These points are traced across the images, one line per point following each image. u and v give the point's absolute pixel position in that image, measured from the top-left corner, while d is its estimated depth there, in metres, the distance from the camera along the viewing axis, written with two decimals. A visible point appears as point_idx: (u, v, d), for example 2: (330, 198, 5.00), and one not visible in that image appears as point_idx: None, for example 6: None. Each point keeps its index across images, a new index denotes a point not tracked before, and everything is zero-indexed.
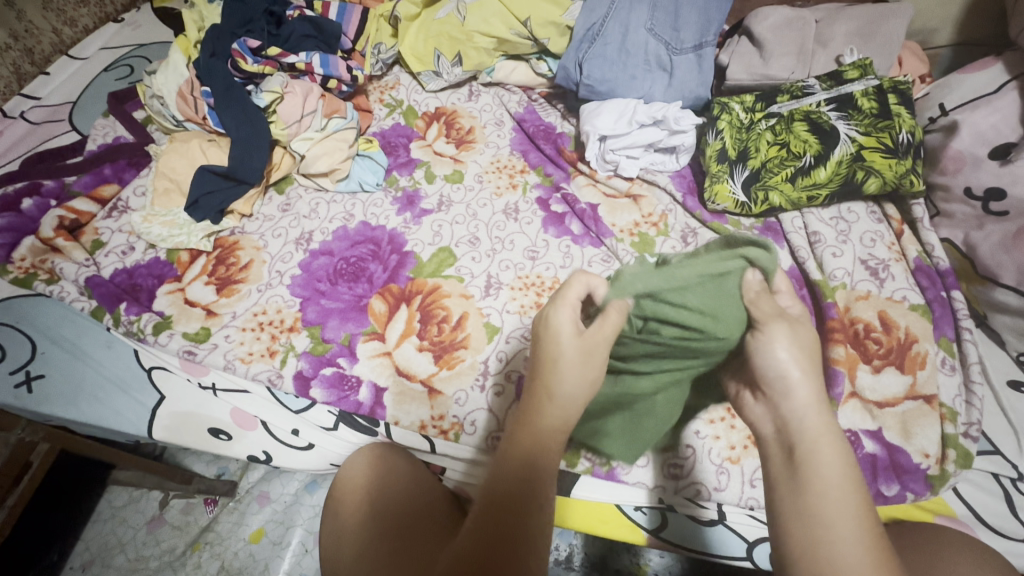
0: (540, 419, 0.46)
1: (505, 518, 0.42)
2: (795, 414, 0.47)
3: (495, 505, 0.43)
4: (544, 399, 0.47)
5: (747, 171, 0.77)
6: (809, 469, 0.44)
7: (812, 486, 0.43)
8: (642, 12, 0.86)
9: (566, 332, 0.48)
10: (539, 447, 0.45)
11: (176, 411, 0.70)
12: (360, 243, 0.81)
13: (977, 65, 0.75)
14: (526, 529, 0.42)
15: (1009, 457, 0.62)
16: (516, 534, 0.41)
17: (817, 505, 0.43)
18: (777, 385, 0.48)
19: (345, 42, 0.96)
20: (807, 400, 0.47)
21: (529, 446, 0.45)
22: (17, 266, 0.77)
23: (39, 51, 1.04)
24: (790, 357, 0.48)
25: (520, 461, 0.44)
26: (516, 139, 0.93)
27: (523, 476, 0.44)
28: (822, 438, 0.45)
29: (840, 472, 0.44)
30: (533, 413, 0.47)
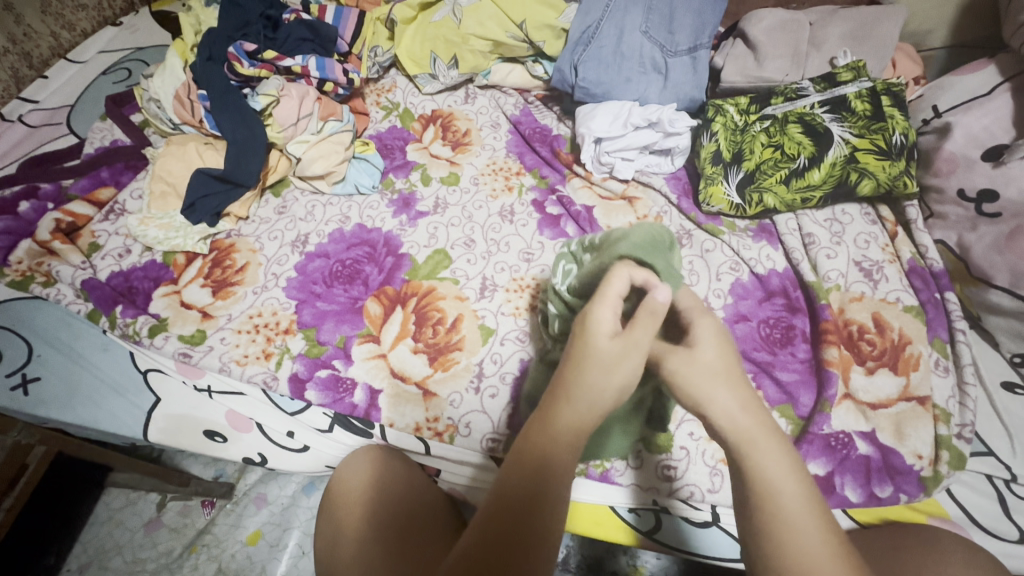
0: (563, 418, 0.45)
1: (517, 520, 0.41)
2: (721, 425, 0.45)
3: (507, 504, 0.42)
4: (571, 397, 0.45)
5: (742, 173, 0.77)
6: (751, 478, 0.42)
7: (763, 497, 0.41)
8: (636, 15, 0.86)
9: (602, 332, 0.48)
10: (557, 452, 0.43)
11: (171, 413, 0.70)
12: (356, 245, 0.81)
13: (971, 67, 0.76)
14: (534, 533, 0.41)
15: (1003, 459, 0.62)
16: (523, 535, 0.40)
17: (775, 515, 0.41)
18: (699, 407, 0.46)
19: (341, 45, 0.96)
20: (733, 409, 0.45)
21: (548, 446, 0.44)
22: (13, 269, 0.77)
23: (38, 55, 1.04)
24: (704, 377, 0.46)
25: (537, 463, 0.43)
26: (512, 142, 0.93)
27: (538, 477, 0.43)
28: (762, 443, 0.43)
29: (784, 472, 0.42)
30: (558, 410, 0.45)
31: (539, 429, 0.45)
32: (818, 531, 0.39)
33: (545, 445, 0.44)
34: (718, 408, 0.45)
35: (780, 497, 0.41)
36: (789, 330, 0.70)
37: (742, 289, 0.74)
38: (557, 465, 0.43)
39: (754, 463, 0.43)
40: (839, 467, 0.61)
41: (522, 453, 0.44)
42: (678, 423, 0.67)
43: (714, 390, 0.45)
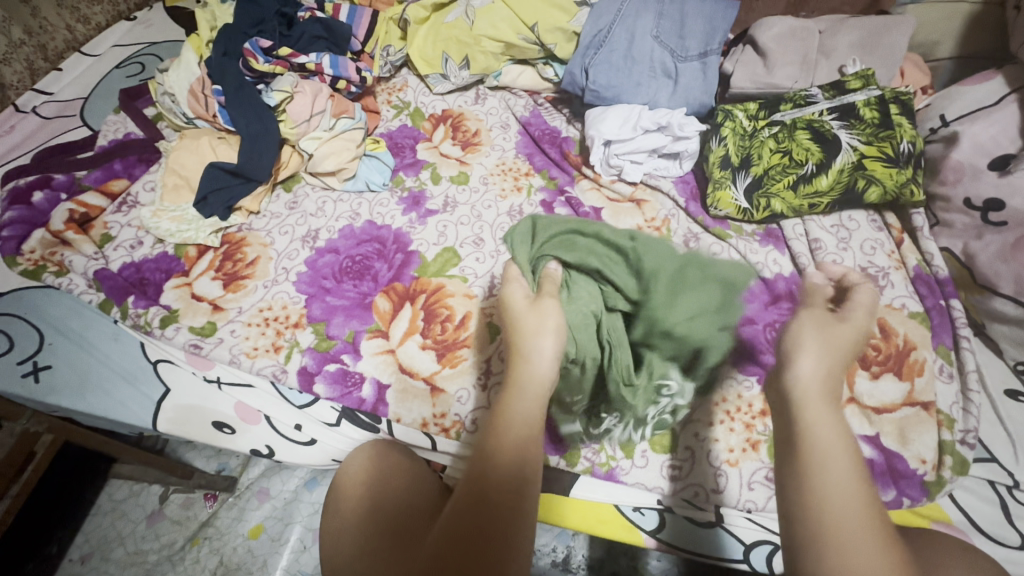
0: (524, 381, 0.50)
1: (495, 489, 0.44)
2: (797, 392, 0.48)
3: (487, 479, 0.45)
4: (524, 361, 0.52)
5: (749, 178, 0.78)
6: (804, 437, 0.45)
7: (814, 473, 0.43)
8: (648, 19, 0.87)
9: (518, 300, 0.57)
10: (512, 416, 0.48)
11: (180, 404, 0.71)
12: (365, 241, 0.82)
13: (978, 78, 0.76)
14: (520, 503, 0.44)
15: (1006, 465, 0.62)
16: (500, 519, 0.43)
17: (819, 496, 0.42)
18: (785, 359, 0.50)
19: (354, 44, 0.97)
20: (812, 378, 0.48)
21: (520, 414, 0.48)
22: (26, 258, 0.78)
23: (53, 47, 1.05)
24: (807, 341, 0.50)
25: (513, 435, 0.47)
26: (522, 143, 0.94)
27: (518, 449, 0.46)
28: (820, 409, 0.46)
29: (838, 440, 0.44)
30: (517, 382, 0.51)
31: (505, 402, 0.49)
32: (854, 504, 0.41)
33: (511, 421, 0.48)
34: (806, 375, 0.48)
35: (828, 462, 0.43)
36: None
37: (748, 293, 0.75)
38: (529, 431, 0.47)
39: (808, 430, 0.45)
40: None
41: (493, 426, 0.48)
42: (685, 422, 0.66)
43: (804, 358, 0.49)
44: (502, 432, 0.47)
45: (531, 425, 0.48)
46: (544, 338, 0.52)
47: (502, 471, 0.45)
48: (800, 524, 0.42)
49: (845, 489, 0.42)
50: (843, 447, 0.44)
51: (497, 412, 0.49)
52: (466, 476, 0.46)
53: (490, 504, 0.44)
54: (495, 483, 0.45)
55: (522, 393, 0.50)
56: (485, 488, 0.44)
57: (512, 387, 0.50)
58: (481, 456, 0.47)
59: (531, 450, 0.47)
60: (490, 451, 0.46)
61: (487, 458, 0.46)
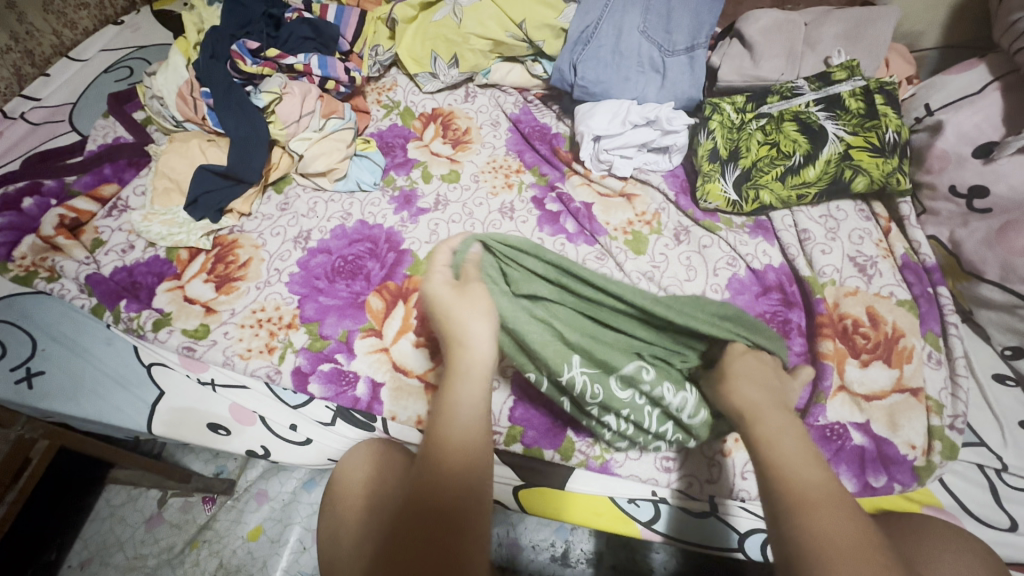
0: (461, 382, 0.50)
1: (444, 501, 0.43)
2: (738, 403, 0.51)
3: (431, 465, 0.45)
4: (459, 355, 0.52)
5: (738, 170, 0.79)
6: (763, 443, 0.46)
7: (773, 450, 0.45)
8: (635, 15, 0.88)
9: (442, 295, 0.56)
10: (457, 435, 0.46)
11: (175, 407, 0.71)
12: (357, 241, 0.82)
13: (963, 66, 0.77)
14: (467, 480, 0.45)
15: (995, 449, 0.63)
16: (452, 524, 0.42)
17: (779, 467, 0.43)
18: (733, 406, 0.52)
19: (343, 44, 0.98)
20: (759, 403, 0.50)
21: (464, 399, 0.49)
22: (17, 264, 0.78)
23: (40, 53, 1.05)
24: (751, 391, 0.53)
25: (461, 419, 0.47)
26: (512, 140, 0.94)
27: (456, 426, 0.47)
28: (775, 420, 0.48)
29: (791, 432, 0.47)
30: (457, 374, 0.51)
31: (449, 389, 0.50)
32: (809, 466, 0.43)
33: (454, 422, 0.47)
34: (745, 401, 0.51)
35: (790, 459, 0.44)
36: (786, 324, 0.71)
37: (738, 284, 0.76)
38: (472, 416, 0.48)
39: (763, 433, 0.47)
40: (833, 458, 0.62)
41: (438, 411, 0.48)
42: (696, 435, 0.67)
43: (749, 393, 0.52)
44: (446, 417, 0.47)
45: (472, 431, 0.47)
46: (475, 325, 0.54)
47: (456, 478, 0.44)
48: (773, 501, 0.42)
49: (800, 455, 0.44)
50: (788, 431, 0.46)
51: (435, 414, 0.48)
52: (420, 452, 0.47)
53: (434, 486, 0.44)
54: (445, 486, 0.44)
55: (466, 379, 0.50)
56: (432, 491, 0.44)
57: (454, 377, 0.51)
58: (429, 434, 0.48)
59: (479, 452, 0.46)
60: (433, 428, 0.47)
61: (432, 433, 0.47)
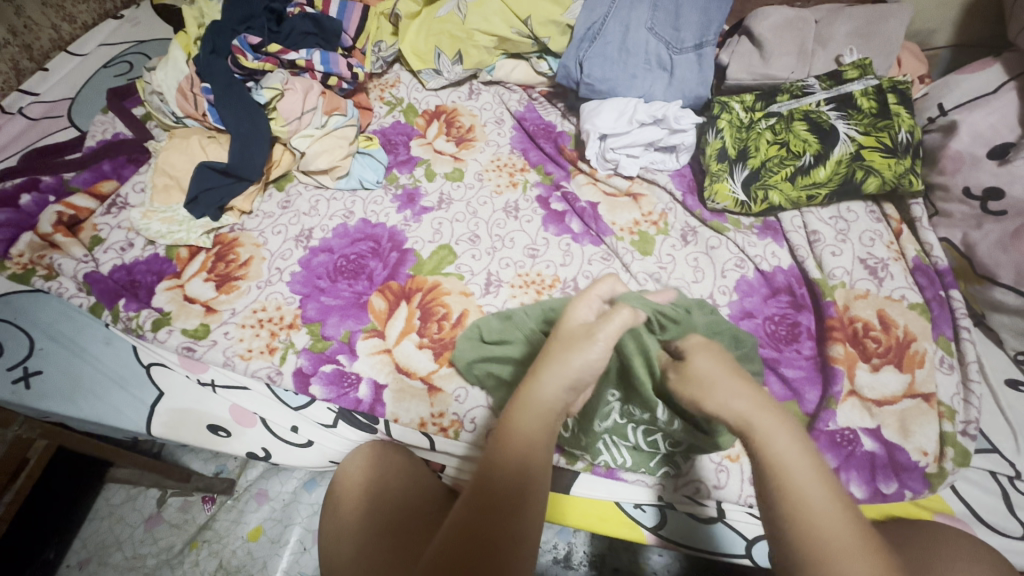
0: (535, 399, 0.46)
1: (501, 504, 0.43)
2: (724, 414, 0.44)
3: (486, 495, 0.43)
4: (530, 380, 0.47)
5: (747, 170, 0.77)
6: (763, 461, 0.41)
7: (785, 483, 0.40)
8: (642, 11, 0.86)
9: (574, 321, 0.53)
10: (528, 449, 0.44)
11: (174, 408, 0.70)
12: (360, 240, 0.81)
13: (977, 66, 0.76)
14: (522, 514, 0.43)
15: (1008, 456, 0.62)
16: (509, 520, 0.42)
17: (797, 509, 0.39)
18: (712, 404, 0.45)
19: (346, 39, 0.96)
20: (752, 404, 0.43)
21: (527, 426, 0.45)
22: (15, 262, 0.77)
23: (38, 47, 1.03)
24: (715, 372, 0.46)
25: (518, 445, 0.45)
26: (517, 138, 0.93)
27: (519, 455, 0.44)
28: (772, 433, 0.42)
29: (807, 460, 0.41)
30: (523, 401, 0.46)
31: (513, 413, 0.46)
32: (830, 505, 0.39)
33: (519, 433, 0.45)
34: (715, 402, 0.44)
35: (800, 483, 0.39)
36: (795, 327, 0.70)
37: (747, 286, 0.74)
38: (540, 447, 0.45)
39: (762, 446, 0.41)
40: (844, 464, 0.61)
41: (500, 436, 0.46)
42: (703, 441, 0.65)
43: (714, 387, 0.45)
44: (506, 446, 0.45)
45: (539, 443, 0.45)
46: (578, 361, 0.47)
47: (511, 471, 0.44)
48: (787, 552, 0.39)
49: (820, 495, 0.39)
50: (802, 456, 0.40)
51: (502, 422, 0.46)
52: (474, 477, 0.45)
53: (489, 517, 0.42)
54: (503, 486, 0.43)
55: (533, 406, 0.46)
56: (492, 492, 0.43)
57: (519, 400, 0.47)
58: (486, 461, 0.45)
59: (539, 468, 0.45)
60: (496, 454, 0.45)
61: (492, 460, 0.45)
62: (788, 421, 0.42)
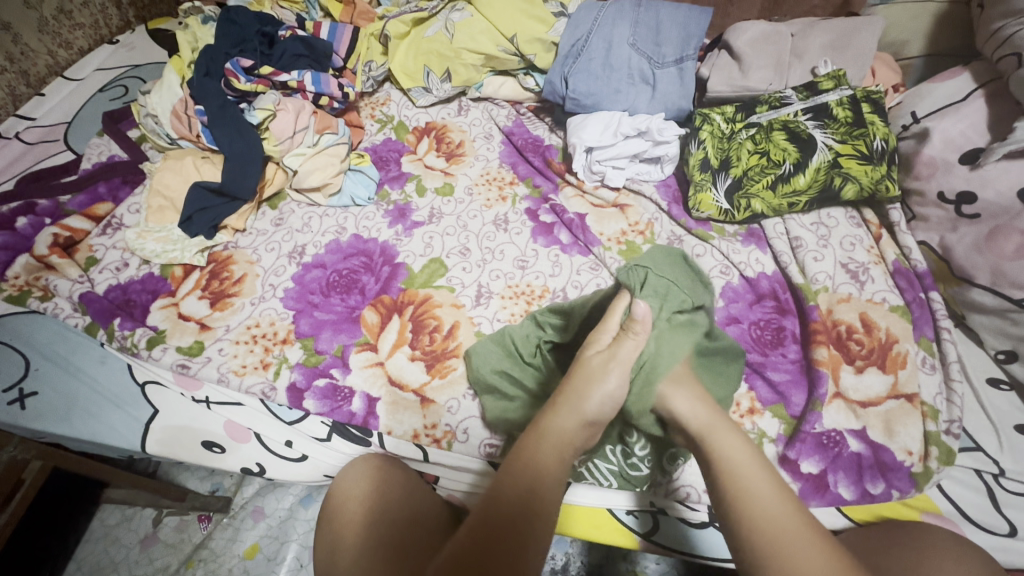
0: (546, 432, 0.51)
1: (510, 524, 0.46)
2: (690, 420, 0.53)
3: (500, 510, 0.47)
4: (547, 415, 0.52)
5: (729, 179, 0.79)
6: (716, 459, 0.50)
7: (732, 490, 0.48)
8: (624, 28, 0.89)
9: (595, 362, 0.55)
10: (531, 486, 0.48)
11: (170, 425, 0.70)
12: (352, 255, 0.82)
13: (947, 75, 0.78)
14: (526, 537, 0.46)
15: (991, 454, 0.63)
16: (511, 545, 0.45)
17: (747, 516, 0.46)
18: (667, 408, 0.55)
19: (336, 60, 0.99)
20: (693, 410, 0.54)
21: (540, 460, 0.49)
22: (10, 284, 0.78)
23: (35, 73, 1.05)
24: (672, 381, 0.56)
25: (522, 483, 0.48)
26: (505, 152, 0.95)
27: (531, 478, 0.48)
28: (721, 436, 0.51)
29: (750, 458, 0.49)
30: (537, 433, 0.51)
31: (526, 447, 0.51)
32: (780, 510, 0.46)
33: (519, 467, 0.49)
34: (683, 406, 0.54)
35: (744, 478, 0.48)
36: (780, 332, 0.72)
37: (732, 292, 0.76)
38: (554, 480, 0.49)
39: (715, 449, 0.51)
40: (831, 465, 0.62)
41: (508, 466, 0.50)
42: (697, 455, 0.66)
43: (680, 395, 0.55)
44: (525, 478, 0.48)
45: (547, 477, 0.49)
46: (589, 399, 0.53)
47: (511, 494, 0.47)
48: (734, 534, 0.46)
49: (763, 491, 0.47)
50: (749, 458, 0.49)
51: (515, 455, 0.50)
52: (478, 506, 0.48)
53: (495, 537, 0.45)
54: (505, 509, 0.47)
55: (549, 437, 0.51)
56: (494, 511, 0.47)
57: (533, 437, 0.51)
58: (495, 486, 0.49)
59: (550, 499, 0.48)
60: (505, 478, 0.48)
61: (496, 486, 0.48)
62: (728, 424, 0.53)
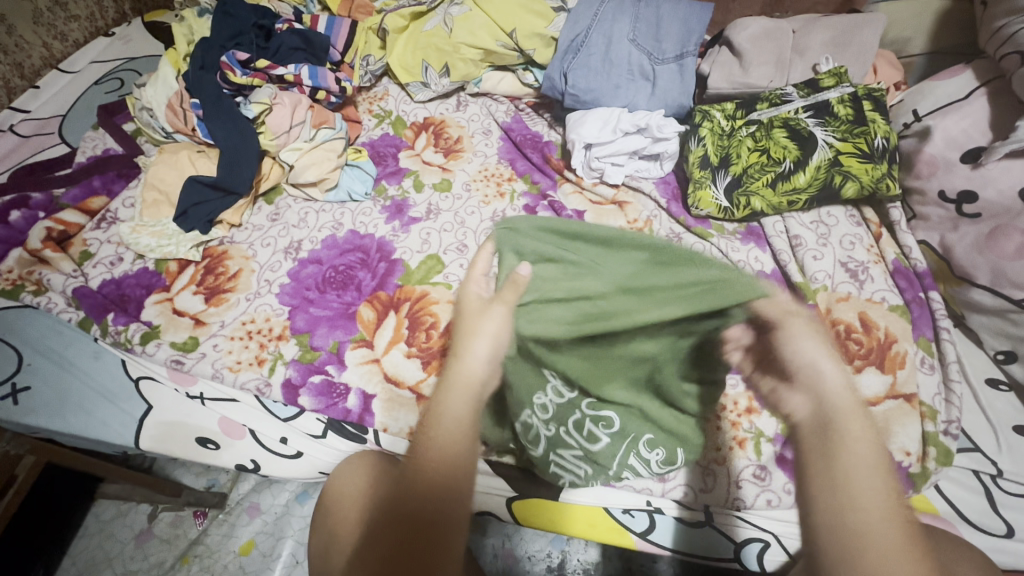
0: (453, 381, 0.47)
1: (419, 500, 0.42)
2: (829, 397, 0.46)
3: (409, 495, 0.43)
4: (455, 363, 0.49)
5: (729, 176, 0.79)
6: (842, 449, 0.43)
7: (857, 488, 0.41)
8: (624, 23, 0.88)
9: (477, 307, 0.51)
10: (432, 451, 0.43)
11: (163, 421, 0.70)
12: (348, 251, 0.82)
13: (949, 73, 0.78)
14: (439, 510, 0.42)
15: (989, 454, 0.63)
16: (425, 524, 0.41)
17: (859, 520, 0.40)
18: (807, 370, 0.47)
19: (334, 54, 0.98)
20: (841, 388, 0.46)
21: (445, 415, 0.45)
22: (3, 278, 0.77)
23: (29, 65, 1.04)
24: (811, 346, 0.48)
25: (435, 448, 0.43)
26: (504, 148, 0.94)
27: (434, 449, 0.43)
28: (850, 423, 0.44)
29: (876, 459, 0.43)
30: (447, 383, 0.48)
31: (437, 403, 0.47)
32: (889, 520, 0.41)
33: (433, 428, 0.45)
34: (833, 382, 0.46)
35: (866, 476, 0.42)
36: None
37: None
38: (460, 439, 0.44)
39: (844, 438, 0.44)
40: None
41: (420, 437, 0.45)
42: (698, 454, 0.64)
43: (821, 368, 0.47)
44: (432, 445, 0.43)
45: (456, 433, 0.44)
46: (481, 340, 0.48)
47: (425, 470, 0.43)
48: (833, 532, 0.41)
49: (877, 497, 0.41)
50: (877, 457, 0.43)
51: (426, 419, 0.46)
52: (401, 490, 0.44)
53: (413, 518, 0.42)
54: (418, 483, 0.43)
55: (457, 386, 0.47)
56: (406, 492, 0.43)
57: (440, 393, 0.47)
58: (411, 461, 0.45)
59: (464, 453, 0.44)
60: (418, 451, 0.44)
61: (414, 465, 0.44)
62: (862, 414, 0.46)
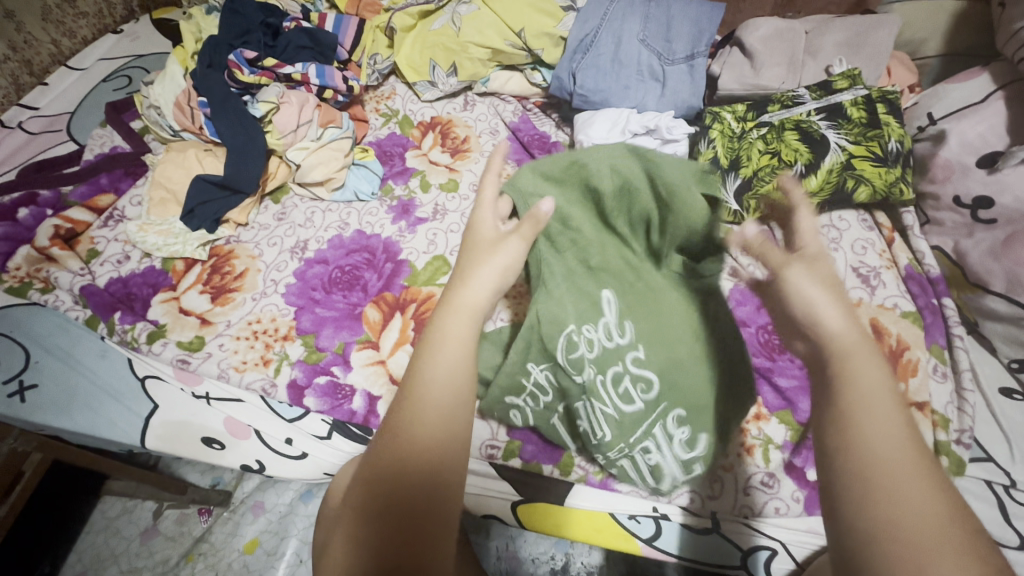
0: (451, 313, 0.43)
1: (400, 439, 0.38)
2: (827, 331, 0.41)
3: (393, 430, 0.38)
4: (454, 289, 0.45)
5: (739, 179, 0.76)
6: (847, 383, 0.37)
7: (856, 419, 0.35)
8: (634, 22, 0.88)
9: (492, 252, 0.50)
10: (419, 389, 0.39)
11: (169, 420, 0.70)
12: (354, 251, 0.81)
13: (964, 76, 0.77)
14: (424, 457, 0.37)
15: (1002, 465, 0.62)
16: (401, 470, 0.36)
17: (862, 456, 0.34)
18: (805, 312, 0.43)
19: (341, 53, 0.98)
20: (841, 323, 0.41)
21: (432, 351, 0.41)
22: (11, 275, 0.77)
23: (38, 62, 1.04)
24: (812, 287, 0.44)
25: (420, 390, 0.39)
26: (511, 148, 0.93)
27: (422, 386, 0.39)
28: (858, 356, 0.39)
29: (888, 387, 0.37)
30: (443, 312, 0.44)
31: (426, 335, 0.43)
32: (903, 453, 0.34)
33: (424, 368, 0.41)
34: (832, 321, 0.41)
35: (872, 406, 0.36)
36: None
37: None
38: (444, 380, 0.40)
39: (850, 368, 0.38)
40: None
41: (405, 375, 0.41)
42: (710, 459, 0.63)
43: (821, 306, 0.42)
44: (414, 386, 0.39)
45: (443, 378, 0.40)
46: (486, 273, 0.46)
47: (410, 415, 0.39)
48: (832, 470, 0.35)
49: (892, 433, 0.35)
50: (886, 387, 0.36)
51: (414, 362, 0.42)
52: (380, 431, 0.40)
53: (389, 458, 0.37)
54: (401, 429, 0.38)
55: (451, 320, 0.43)
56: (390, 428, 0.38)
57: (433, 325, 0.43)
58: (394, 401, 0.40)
59: (452, 407, 0.39)
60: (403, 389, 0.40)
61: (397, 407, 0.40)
62: (872, 349, 0.40)
